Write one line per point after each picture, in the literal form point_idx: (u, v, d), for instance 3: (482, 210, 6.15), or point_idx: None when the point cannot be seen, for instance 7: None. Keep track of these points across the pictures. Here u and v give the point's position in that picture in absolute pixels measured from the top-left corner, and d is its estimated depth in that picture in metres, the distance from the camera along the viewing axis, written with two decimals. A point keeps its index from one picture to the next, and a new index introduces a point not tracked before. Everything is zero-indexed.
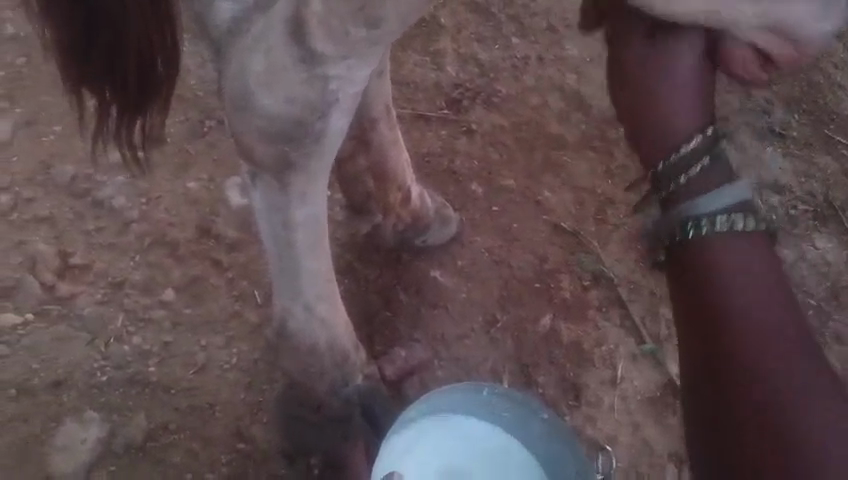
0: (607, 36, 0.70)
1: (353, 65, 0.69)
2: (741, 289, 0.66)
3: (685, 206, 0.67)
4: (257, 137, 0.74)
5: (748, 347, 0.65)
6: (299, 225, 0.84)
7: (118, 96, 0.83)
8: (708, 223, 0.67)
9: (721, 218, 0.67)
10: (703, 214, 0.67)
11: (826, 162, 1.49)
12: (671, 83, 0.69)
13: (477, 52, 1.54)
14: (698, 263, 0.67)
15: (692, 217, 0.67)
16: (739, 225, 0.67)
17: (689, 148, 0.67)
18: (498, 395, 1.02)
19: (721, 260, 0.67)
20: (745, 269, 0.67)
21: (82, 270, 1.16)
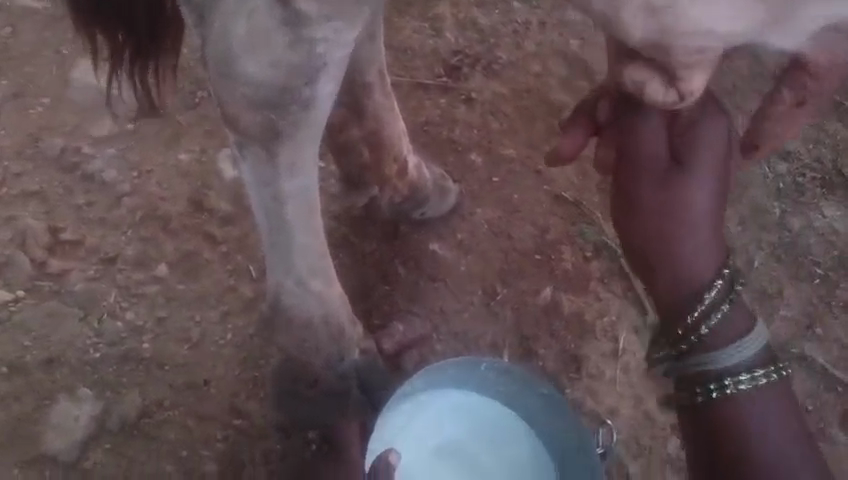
0: (637, 166, 0.84)
1: (340, 28, 0.67)
2: (751, 395, 0.79)
3: (707, 357, 0.78)
4: (243, 105, 0.71)
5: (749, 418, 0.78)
6: (290, 196, 0.81)
7: (131, 40, 0.88)
8: (732, 378, 0.78)
9: (743, 374, 0.78)
10: (728, 366, 0.78)
11: (836, 128, 1.44)
12: (698, 219, 0.82)
13: (477, 16, 1.48)
14: (723, 413, 0.78)
15: (718, 369, 0.78)
16: (756, 375, 0.79)
17: (713, 300, 0.78)
18: (495, 370, 1.01)
19: (739, 405, 0.78)
20: (761, 407, 0.79)
21: (74, 246, 1.15)
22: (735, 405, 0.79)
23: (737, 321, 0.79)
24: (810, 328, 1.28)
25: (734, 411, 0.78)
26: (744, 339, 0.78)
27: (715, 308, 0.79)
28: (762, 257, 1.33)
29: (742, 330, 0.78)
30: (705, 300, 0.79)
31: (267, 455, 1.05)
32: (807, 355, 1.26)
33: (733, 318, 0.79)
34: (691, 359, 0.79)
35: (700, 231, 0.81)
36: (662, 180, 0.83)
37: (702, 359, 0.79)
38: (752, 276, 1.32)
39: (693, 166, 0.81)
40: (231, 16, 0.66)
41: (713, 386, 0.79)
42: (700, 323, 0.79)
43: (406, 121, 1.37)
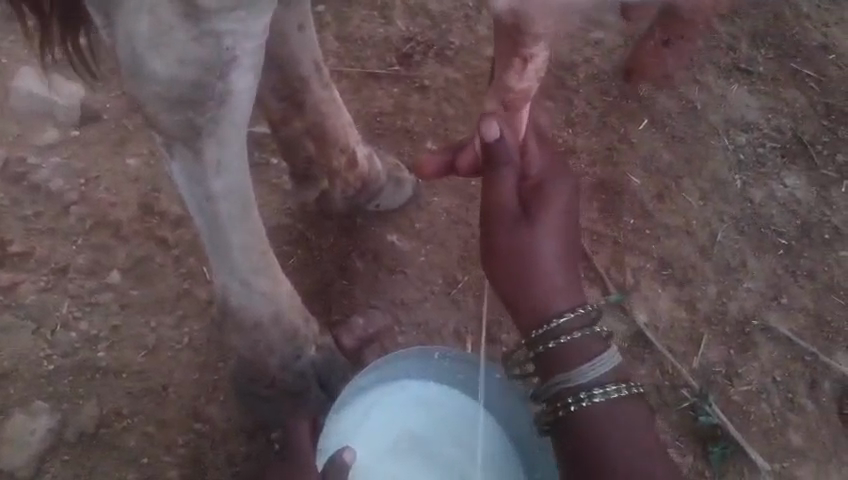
0: (497, 225, 0.88)
1: (244, 17, 0.65)
2: (601, 409, 0.81)
3: (563, 372, 0.82)
4: (160, 106, 0.71)
5: (601, 433, 0.80)
6: (220, 195, 0.81)
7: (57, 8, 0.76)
8: (587, 396, 0.81)
9: (597, 392, 0.81)
10: (581, 386, 0.81)
11: (793, 96, 1.44)
12: (544, 272, 0.86)
13: (428, 2, 1.46)
14: (579, 428, 0.81)
15: (572, 389, 0.81)
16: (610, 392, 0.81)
17: (563, 320, 0.83)
18: (450, 359, 1.02)
19: (593, 419, 0.80)
20: (617, 426, 0.81)
21: (23, 258, 1.13)
22: (597, 420, 0.81)
23: (594, 346, 0.83)
24: (776, 299, 1.28)
25: (597, 426, 0.80)
26: (602, 360, 0.82)
27: (572, 332, 0.83)
28: (724, 229, 1.32)
29: (599, 351, 0.82)
30: (559, 324, 0.83)
31: (230, 458, 1.04)
32: (770, 325, 1.25)
33: (591, 341, 0.82)
34: (554, 378, 0.82)
35: (550, 275, 0.86)
36: (515, 224, 0.87)
37: (564, 376, 0.81)
38: (716, 250, 1.30)
39: (540, 222, 0.87)
40: (131, 14, 0.64)
41: (571, 401, 0.81)
42: (549, 340, 0.83)
43: (360, 113, 1.35)
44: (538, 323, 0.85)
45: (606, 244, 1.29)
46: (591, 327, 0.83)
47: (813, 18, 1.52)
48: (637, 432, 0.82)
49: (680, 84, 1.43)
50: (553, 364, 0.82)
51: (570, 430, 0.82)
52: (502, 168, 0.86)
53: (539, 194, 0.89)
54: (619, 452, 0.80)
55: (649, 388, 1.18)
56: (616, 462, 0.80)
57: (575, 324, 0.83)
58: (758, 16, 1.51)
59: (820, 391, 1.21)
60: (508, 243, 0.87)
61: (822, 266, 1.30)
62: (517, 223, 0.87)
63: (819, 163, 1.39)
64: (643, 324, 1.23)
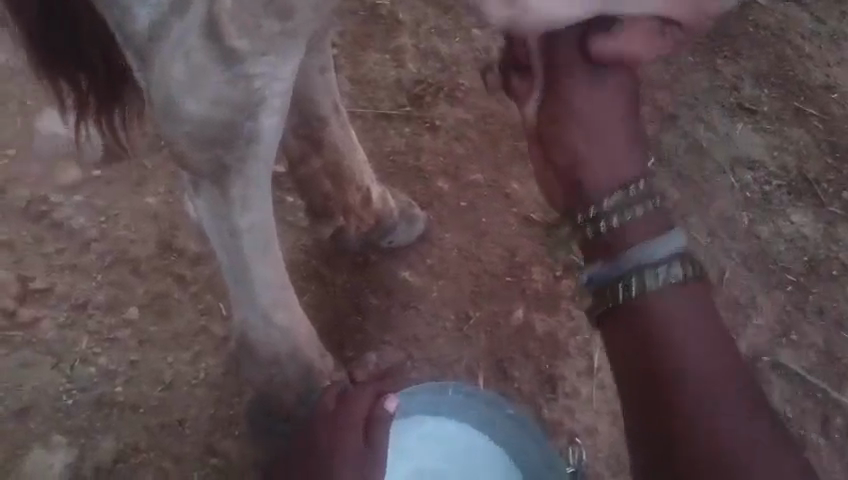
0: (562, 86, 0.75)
1: (275, 62, 0.69)
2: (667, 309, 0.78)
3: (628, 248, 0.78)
4: (190, 146, 0.74)
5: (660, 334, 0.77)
6: (244, 229, 0.84)
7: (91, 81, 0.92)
8: (650, 275, 0.77)
9: (661, 269, 0.78)
10: (651, 263, 0.77)
11: (798, 134, 1.47)
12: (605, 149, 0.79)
13: (438, 45, 1.50)
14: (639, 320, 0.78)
15: (641, 269, 0.78)
16: (668, 274, 0.78)
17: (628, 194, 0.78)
18: (464, 394, 1.03)
19: (653, 313, 0.77)
20: (678, 310, 0.78)
21: (43, 294, 1.15)
22: (663, 308, 0.77)
23: (656, 225, 0.78)
24: (785, 335, 1.28)
25: (664, 311, 0.77)
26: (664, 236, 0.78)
27: (635, 208, 0.78)
28: (733, 265, 1.33)
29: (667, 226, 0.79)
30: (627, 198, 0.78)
31: None
32: (779, 361, 1.26)
33: (655, 218, 0.79)
34: (623, 255, 0.78)
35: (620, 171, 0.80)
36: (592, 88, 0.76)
37: (634, 250, 0.77)
38: (725, 286, 1.31)
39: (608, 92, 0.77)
40: (167, 59, 0.67)
41: (641, 279, 0.78)
42: (614, 214, 0.78)
43: (373, 152, 1.38)
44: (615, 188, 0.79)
45: None
46: (652, 199, 0.79)
47: (815, 58, 1.56)
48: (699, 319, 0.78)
49: (686, 123, 1.46)
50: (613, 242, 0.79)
51: (629, 312, 0.78)
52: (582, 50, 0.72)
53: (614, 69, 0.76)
54: (681, 348, 0.77)
55: None
56: (680, 351, 0.76)
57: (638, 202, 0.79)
58: (761, 57, 1.55)
59: (831, 427, 1.22)
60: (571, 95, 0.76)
61: (829, 302, 1.32)
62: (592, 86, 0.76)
63: (826, 200, 1.41)
64: None
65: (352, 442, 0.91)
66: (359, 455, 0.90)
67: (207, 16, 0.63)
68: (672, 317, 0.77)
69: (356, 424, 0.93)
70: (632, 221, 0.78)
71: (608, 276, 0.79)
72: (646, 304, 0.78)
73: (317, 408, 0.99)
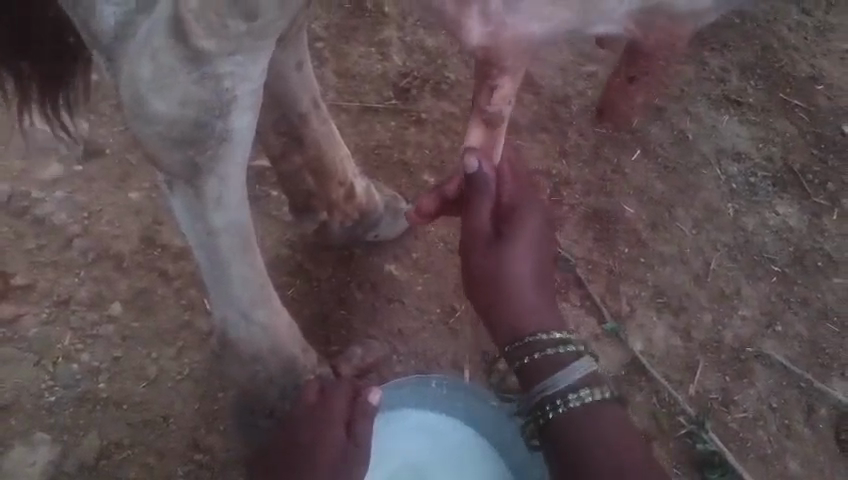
0: (471, 236, 0.95)
1: (243, 62, 0.69)
2: (589, 415, 0.85)
3: (540, 383, 0.87)
4: (160, 144, 0.73)
5: (585, 435, 0.84)
6: (219, 230, 0.83)
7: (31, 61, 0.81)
8: (561, 402, 0.86)
9: (571, 396, 0.86)
10: (558, 394, 0.86)
11: (783, 126, 1.47)
12: (516, 285, 0.93)
13: (424, 38, 1.50)
14: (562, 434, 0.85)
15: (551, 400, 0.87)
16: (578, 399, 0.86)
17: (536, 336, 0.90)
18: (448, 387, 1.05)
19: (575, 419, 0.85)
20: (595, 426, 0.85)
21: (25, 291, 1.15)
22: (581, 426, 0.85)
23: (565, 360, 0.88)
24: (770, 325, 1.29)
25: (577, 431, 0.85)
26: (573, 369, 0.87)
27: (546, 348, 0.89)
28: (717, 257, 1.33)
29: (573, 360, 0.87)
30: (536, 341, 0.90)
31: None
32: (764, 351, 1.26)
33: (564, 356, 0.88)
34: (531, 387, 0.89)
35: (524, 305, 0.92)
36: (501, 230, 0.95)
37: (542, 385, 0.87)
38: (710, 278, 1.32)
39: (511, 237, 0.93)
40: (134, 59, 0.66)
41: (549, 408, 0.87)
42: (528, 355, 0.89)
43: (358, 146, 1.37)
44: (514, 338, 0.92)
45: (601, 273, 1.30)
46: (565, 344, 0.89)
47: (801, 50, 1.56)
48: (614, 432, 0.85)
49: (672, 115, 1.46)
50: (529, 376, 0.89)
51: (553, 432, 0.87)
52: (477, 195, 0.94)
53: (512, 215, 0.94)
54: (601, 450, 0.84)
55: (646, 416, 1.19)
56: (600, 449, 0.84)
57: (550, 343, 0.89)
58: (746, 49, 1.55)
59: (816, 418, 1.22)
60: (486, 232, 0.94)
61: (814, 293, 1.32)
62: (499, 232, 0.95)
63: (810, 191, 1.41)
64: (638, 351, 1.24)
65: (337, 431, 0.92)
66: (344, 448, 0.91)
67: (171, 14, 0.62)
68: (586, 424, 0.85)
69: (339, 418, 0.93)
70: (543, 358, 0.88)
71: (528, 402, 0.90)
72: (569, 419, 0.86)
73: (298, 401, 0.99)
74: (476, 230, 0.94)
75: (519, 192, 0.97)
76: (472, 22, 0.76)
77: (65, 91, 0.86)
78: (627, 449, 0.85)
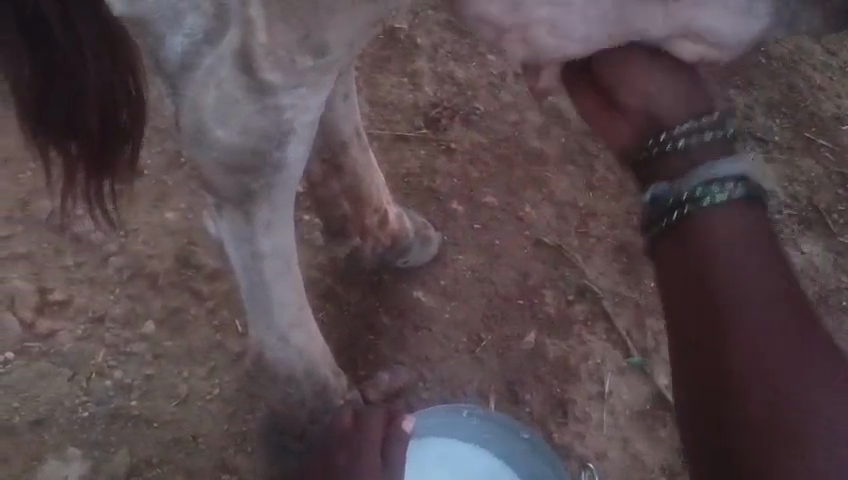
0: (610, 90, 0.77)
1: (305, 94, 0.72)
2: (715, 222, 0.70)
3: (683, 169, 0.72)
4: (218, 171, 0.77)
5: (710, 256, 0.69)
6: (265, 252, 0.86)
7: (84, 145, 0.84)
8: (710, 194, 0.70)
9: (726, 185, 0.70)
10: (712, 180, 0.70)
11: (808, 165, 1.48)
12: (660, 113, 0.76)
13: (455, 70, 1.53)
14: (690, 233, 0.70)
15: (701, 185, 0.70)
16: (729, 187, 0.70)
17: (687, 126, 0.73)
18: (478, 417, 1.05)
19: (707, 228, 0.70)
20: (733, 224, 0.70)
21: (62, 306, 1.17)
22: (717, 220, 0.70)
23: (712, 150, 0.72)
24: None
25: (713, 225, 0.70)
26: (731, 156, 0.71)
27: (691, 127, 0.73)
28: None
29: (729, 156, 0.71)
30: (685, 129, 0.73)
31: None
32: None
33: (714, 142, 0.73)
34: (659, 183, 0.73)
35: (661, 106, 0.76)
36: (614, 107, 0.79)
37: (702, 168, 0.71)
38: None
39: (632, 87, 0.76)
40: (199, 88, 0.70)
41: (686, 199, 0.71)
42: (674, 135, 0.73)
43: (388, 173, 1.39)
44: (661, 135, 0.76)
45: (628, 306, 1.30)
46: (719, 128, 0.74)
47: (826, 90, 1.58)
48: (744, 249, 0.69)
49: None
50: (670, 161, 0.73)
51: (681, 225, 0.71)
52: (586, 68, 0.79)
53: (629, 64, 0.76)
54: (732, 258, 0.69)
55: (671, 450, 1.18)
56: (730, 253, 0.69)
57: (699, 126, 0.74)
58: (772, 88, 1.57)
59: None
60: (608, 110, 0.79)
61: (840, 333, 1.32)
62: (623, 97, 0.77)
63: (836, 230, 1.41)
64: (664, 386, 1.23)
65: (372, 456, 0.92)
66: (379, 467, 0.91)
67: (240, 46, 0.66)
68: (718, 248, 0.69)
69: (374, 439, 0.93)
70: (690, 145, 0.73)
71: (661, 203, 0.72)
72: (697, 226, 0.70)
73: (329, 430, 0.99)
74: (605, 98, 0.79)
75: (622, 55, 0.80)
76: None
77: (115, 168, 0.87)
78: (763, 256, 0.70)
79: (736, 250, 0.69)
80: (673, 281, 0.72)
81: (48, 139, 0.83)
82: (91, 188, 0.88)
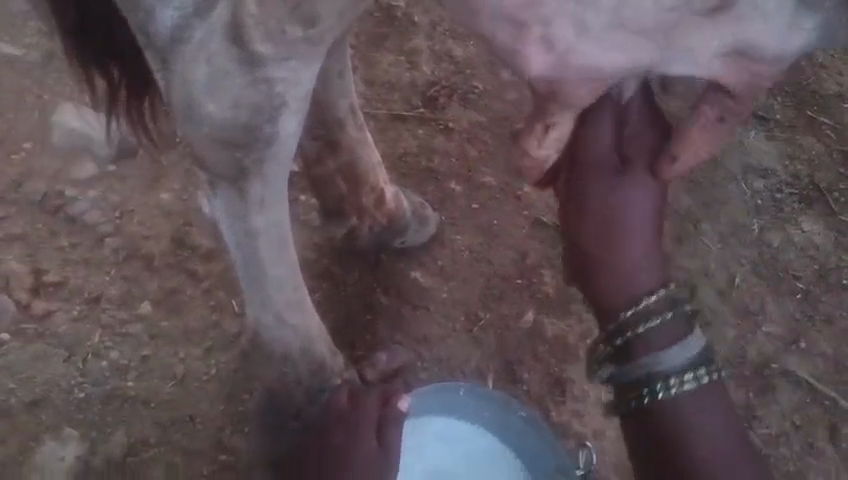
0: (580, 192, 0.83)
1: (297, 68, 0.71)
2: (692, 430, 0.79)
3: (650, 358, 0.78)
4: (209, 147, 0.76)
5: (680, 440, 0.79)
6: (259, 231, 0.85)
7: (122, 63, 0.90)
8: (673, 381, 0.78)
9: (683, 374, 0.78)
10: (673, 370, 0.78)
11: (810, 143, 1.47)
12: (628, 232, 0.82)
13: (453, 48, 1.51)
14: (659, 419, 0.79)
15: (660, 377, 0.78)
16: (685, 380, 0.79)
17: (644, 305, 0.79)
18: (478, 395, 1.04)
19: (681, 425, 0.79)
20: (700, 424, 0.79)
21: (57, 288, 1.16)
22: (682, 418, 0.79)
23: (673, 333, 0.78)
24: (795, 343, 1.28)
25: (679, 421, 0.79)
26: (686, 343, 0.78)
27: (656, 316, 0.78)
28: (743, 272, 1.33)
29: (687, 333, 0.78)
30: (644, 307, 0.79)
31: None
32: (788, 368, 1.25)
33: (670, 327, 0.78)
34: (636, 361, 0.78)
35: (633, 256, 0.82)
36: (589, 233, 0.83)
37: (651, 359, 0.77)
38: (735, 293, 1.31)
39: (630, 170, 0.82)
40: (189, 61, 0.69)
41: (658, 388, 0.79)
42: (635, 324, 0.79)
43: (386, 152, 1.38)
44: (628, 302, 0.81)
45: None
46: (673, 310, 0.79)
47: (828, 67, 1.55)
48: (720, 454, 0.80)
49: None
50: (633, 350, 0.79)
51: (651, 422, 0.80)
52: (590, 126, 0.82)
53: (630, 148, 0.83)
54: (697, 435, 0.79)
55: None
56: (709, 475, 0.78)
57: (659, 305, 0.79)
58: None
59: (840, 437, 1.21)
60: (585, 245, 0.83)
61: (840, 312, 1.31)
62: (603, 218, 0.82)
63: (837, 209, 1.40)
64: None
65: (367, 440, 0.91)
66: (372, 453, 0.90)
67: (231, 17, 0.66)
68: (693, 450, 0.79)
69: (368, 425, 0.92)
70: (644, 336, 0.78)
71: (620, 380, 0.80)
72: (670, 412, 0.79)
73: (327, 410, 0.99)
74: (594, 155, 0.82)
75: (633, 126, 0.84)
76: (532, 50, 0.74)
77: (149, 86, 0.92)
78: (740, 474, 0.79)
79: (714, 434, 0.80)
80: (644, 432, 0.81)
81: (92, 61, 0.90)
82: (132, 104, 0.94)
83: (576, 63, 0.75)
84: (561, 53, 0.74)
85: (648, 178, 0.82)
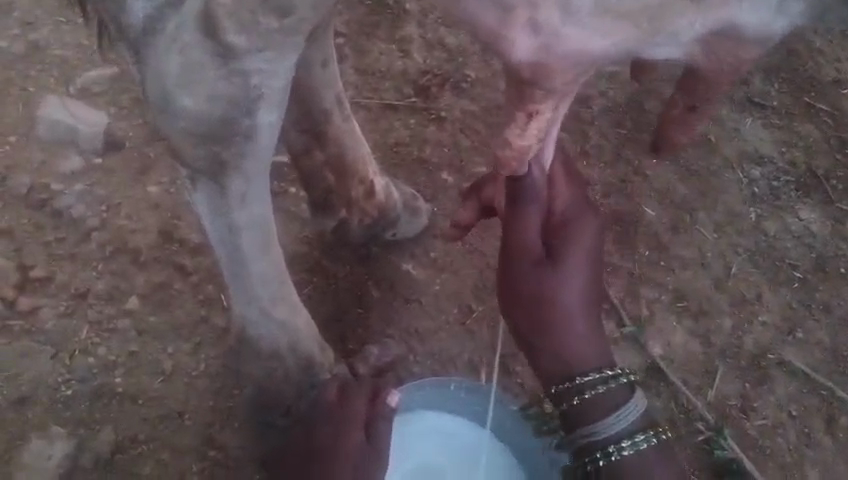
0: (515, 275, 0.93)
1: (273, 60, 0.68)
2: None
3: (591, 427, 0.88)
4: (188, 140, 0.74)
5: None
6: (242, 228, 0.83)
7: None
8: (615, 449, 0.87)
9: (625, 441, 0.87)
10: (613, 437, 0.87)
11: (807, 130, 1.45)
12: (566, 317, 0.92)
13: (445, 35, 1.48)
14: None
15: (601, 445, 0.88)
16: (626, 446, 0.87)
17: (584, 378, 0.89)
18: (465, 390, 1.04)
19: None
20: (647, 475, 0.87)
21: (43, 283, 1.15)
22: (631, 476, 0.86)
23: (613, 401, 0.88)
24: (791, 332, 1.26)
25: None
26: (625, 411, 0.88)
27: (596, 387, 0.89)
28: (739, 262, 1.31)
29: (626, 400, 0.88)
30: (585, 380, 0.89)
31: None
32: (785, 358, 1.24)
33: (614, 394, 0.89)
34: (585, 428, 0.88)
35: (569, 339, 0.92)
36: (531, 320, 0.93)
37: (591, 429, 0.88)
38: (731, 283, 1.29)
39: (567, 258, 0.91)
40: (163, 54, 0.68)
41: (599, 455, 0.88)
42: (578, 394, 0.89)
43: (377, 142, 1.36)
44: (563, 380, 0.92)
45: (621, 276, 1.28)
46: (615, 379, 0.89)
47: (826, 52, 1.53)
48: None
49: None
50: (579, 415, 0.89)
51: None
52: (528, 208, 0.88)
53: (567, 230, 0.92)
54: None
55: (664, 420, 1.17)
56: None
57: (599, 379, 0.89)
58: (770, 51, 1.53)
59: (836, 427, 1.20)
60: (525, 329, 0.95)
61: (837, 300, 1.29)
62: (542, 306, 0.91)
63: (834, 197, 1.38)
64: (656, 356, 1.22)
65: (356, 434, 0.90)
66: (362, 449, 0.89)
67: (202, 8, 0.63)
68: None
69: (357, 420, 0.91)
70: (586, 403, 0.89)
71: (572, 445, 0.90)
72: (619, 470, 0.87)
73: (315, 403, 0.98)
74: (525, 245, 0.91)
75: (567, 206, 0.93)
76: (515, 31, 0.64)
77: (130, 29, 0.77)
78: None
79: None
80: None
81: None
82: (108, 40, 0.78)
83: (564, 48, 0.64)
84: (545, 35, 0.64)
85: (575, 268, 0.91)
